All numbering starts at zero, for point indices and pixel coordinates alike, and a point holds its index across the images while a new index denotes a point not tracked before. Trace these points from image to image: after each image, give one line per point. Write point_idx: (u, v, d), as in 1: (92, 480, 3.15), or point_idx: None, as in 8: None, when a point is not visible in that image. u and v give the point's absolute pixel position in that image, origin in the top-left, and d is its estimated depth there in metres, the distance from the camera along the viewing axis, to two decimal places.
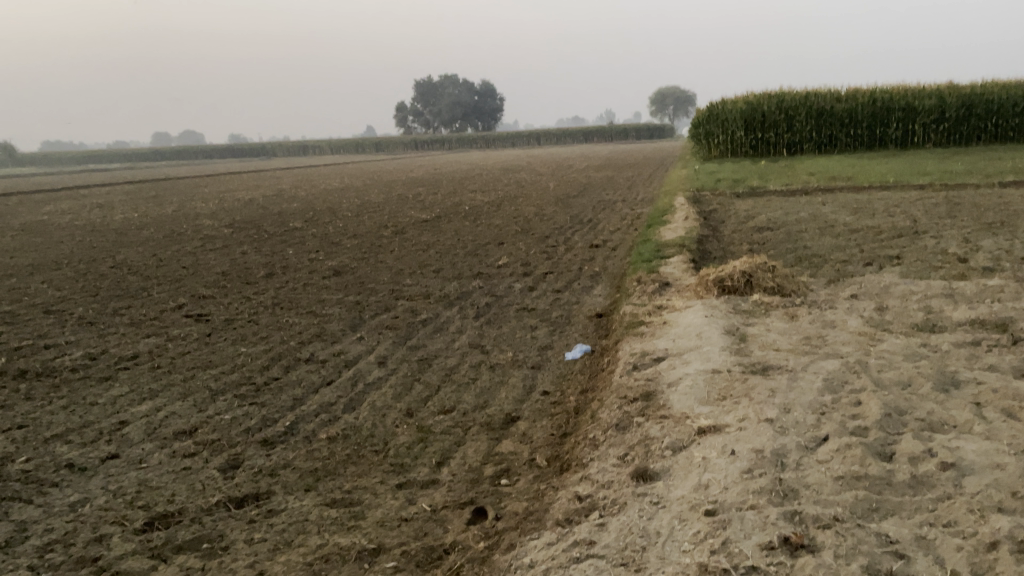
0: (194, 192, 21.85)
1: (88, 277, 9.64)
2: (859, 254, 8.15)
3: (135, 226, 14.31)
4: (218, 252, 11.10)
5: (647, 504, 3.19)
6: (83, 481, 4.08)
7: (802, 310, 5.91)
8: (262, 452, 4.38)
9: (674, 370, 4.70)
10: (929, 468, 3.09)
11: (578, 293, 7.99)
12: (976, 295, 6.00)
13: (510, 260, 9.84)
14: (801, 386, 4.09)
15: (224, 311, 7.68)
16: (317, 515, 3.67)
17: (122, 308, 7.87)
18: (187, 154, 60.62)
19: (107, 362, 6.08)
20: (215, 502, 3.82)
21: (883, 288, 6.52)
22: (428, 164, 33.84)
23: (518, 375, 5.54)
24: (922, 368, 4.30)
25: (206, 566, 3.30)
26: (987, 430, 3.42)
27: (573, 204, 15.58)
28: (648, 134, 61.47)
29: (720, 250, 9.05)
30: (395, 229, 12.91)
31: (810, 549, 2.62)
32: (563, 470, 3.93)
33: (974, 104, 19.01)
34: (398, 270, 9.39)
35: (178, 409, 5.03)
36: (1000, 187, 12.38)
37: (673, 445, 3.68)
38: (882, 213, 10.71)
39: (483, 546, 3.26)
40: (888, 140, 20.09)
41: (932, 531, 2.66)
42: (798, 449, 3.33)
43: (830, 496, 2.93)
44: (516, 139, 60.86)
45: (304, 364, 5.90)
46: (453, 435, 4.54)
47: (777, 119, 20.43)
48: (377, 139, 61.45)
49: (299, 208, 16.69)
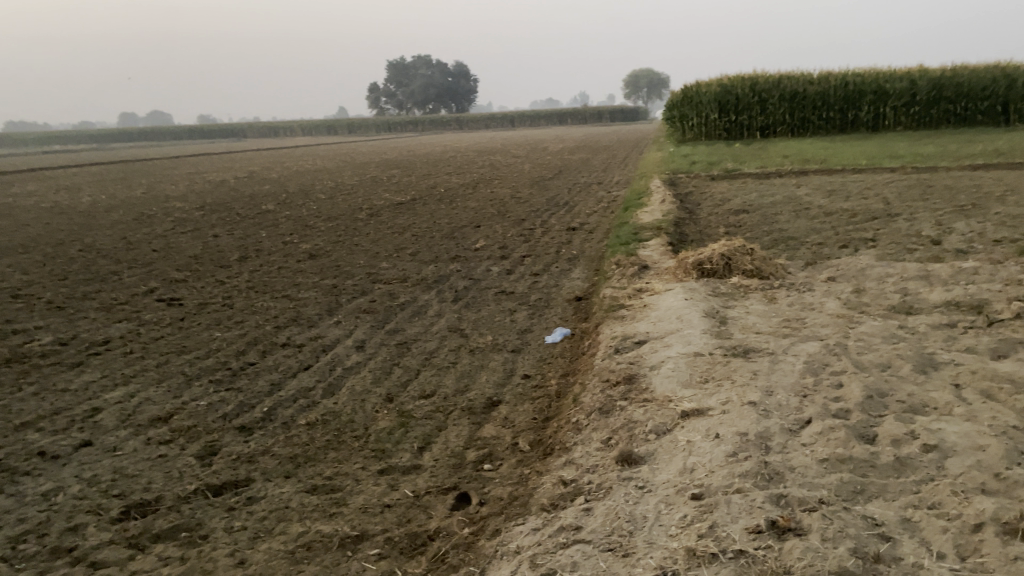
0: (163, 174, 21.46)
1: (56, 261, 9.41)
2: (835, 236, 8.21)
3: (103, 209, 14.01)
4: (190, 235, 10.91)
5: (633, 488, 3.18)
6: (56, 469, 3.98)
7: (780, 293, 5.93)
8: (240, 439, 4.31)
9: (655, 353, 4.69)
10: (912, 450, 3.11)
11: (557, 276, 7.96)
12: (951, 277, 6.06)
13: (487, 243, 9.79)
14: (783, 368, 4.10)
15: (197, 294, 7.54)
16: (298, 502, 3.61)
17: (92, 292, 7.71)
18: (155, 134, 59.53)
19: (78, 347, 5.95)
20: (193, 490, 3.76)
21: (860, 270, 6.56)
22: (400, 146, 33.54)
23: (498, 359, 5.50)
24: (901, 350, 4.33)
25: (185, 555, 3.24)
26: (968, 412, 3.45)
27: (549, 187, 15.53)
28: (622, 117, 61.55)
29: (697, 233, 9.06)
30: (370, 211, 12.78)
31: (797, 532, 2.62)
32: (546, 455, 3.91)
33: (944, 87, 19.24)
34: (374, 253, 9.29)
35: (152, 395, 4.94)
36: (971, 170, 12.55)
37: (657, 429, 3.68)
38: (855, 196, 10.80)
39: (468, 532, 3.24)
40: (859, 123, 20.26)
41: (917, 513, 2.69)
42: (782, 432, 3.34)
43: (815, 479, 2.94)
44: (490, 121, 60.60)
45: (280, 349, 5.81)
46: (434, 420, 4.49)
47: (751, 102, 20.49)
48: (349, 121, 60.80)
49: (271, 190, 16.45)
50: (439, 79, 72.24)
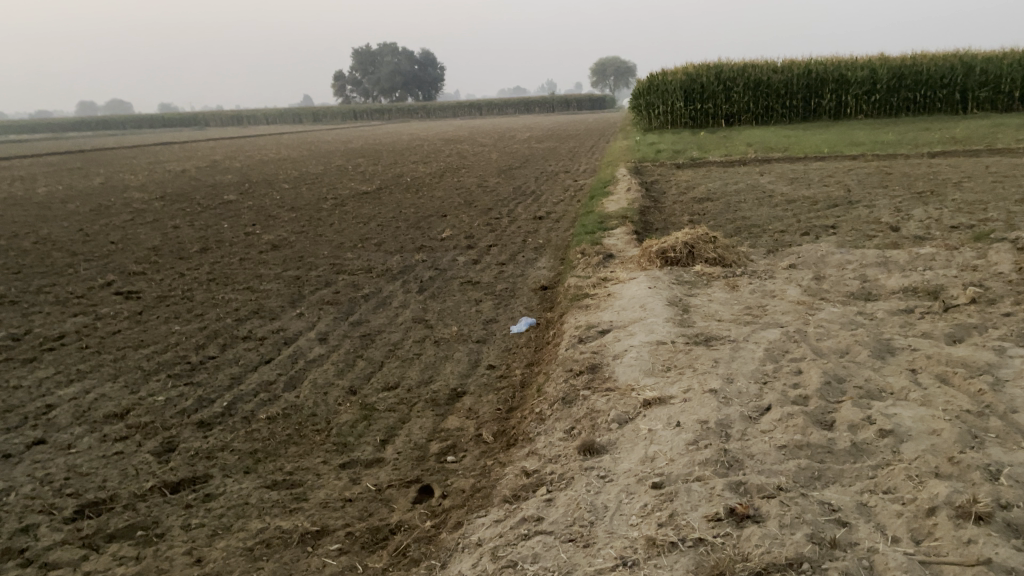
0: (121, 164, 20.97)
1: (9, 253, 9.16)
2: (797, 223, 8.30)
3: (59, 200, 13.66)
4: (149, 226, 10.70)
5: (594, 478, 3.19)
6: (7, 469, 3.88)
7: (743, 280, 5.97)
8: (198, 434, 4.24)
9: (619, 342, 4.69)
10: (868, 436, 3.14)
11: (523, 266, 7.94)
12: (909, 263, 6.15)
13: (453, 232, 9.73)
14: (744, 355, 4.13)
15: (156, 287, 7.39)
16: (257, 498, 3.56)
17: (46, 285, 7.52)
18: (114, 123, 58.12)
19: (32, 343, 5.80)
20: (149, 488, 3.68)
21: (820, 257, 6.63)
22: (368, 135, 33.17)
23: (462, 350, 5.48)
24: (860, 337, 4.38)
25: (140, 555, 3.18)
26: (923, 397, 3.50)
27: (516, 175, 15.50)
28: (589, 105, 61.46)
29: (663, 221, 9.10)
30: (335, 201, 12.64)
31: (755, 519, 2.64)
32: (509, 446, 3.90)
33: (904, 76, 19.53)
34: (338, 244, 9.18)
35: (108, 390, 4.83)
36: (929, 157, 12.76)
37: (619, 418, 3.68)
38: (818, 183, 10.92)
39: (429, 525, 3.22)
40: (822, 111, 20.49)
41: (872, 498, 2.73)
42: (742, 419, 3.36)
43: (774, 466, 2.97)
44: (457, 110, 60.27)
45: (241, 342, 5.72)
46: (397, 413, 4.46)
47: (716, 90, 20.58)
48: (314, 110, 60.07)
49: (234, 180, 16.16)
50: (405, 67, 71.61)
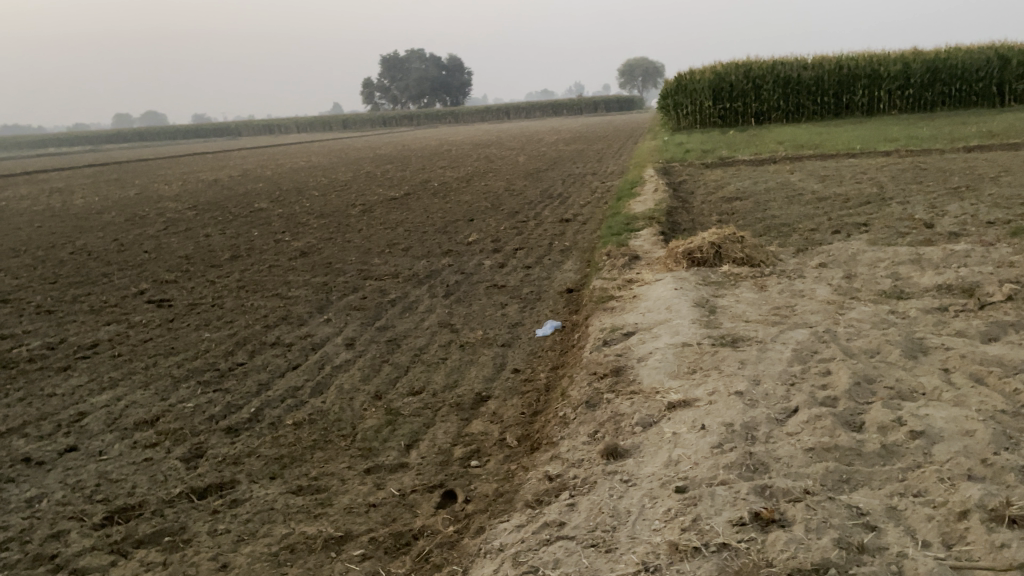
0: (157, 174, 21.30)
1: (47, 264, 9.35)
2: (827, 221, 8.17)
3: (95, 211, 13.96)
4: (181, 235, 10.87)
5: (617, 482, 3.15)
6: (40, 476, 3.95)
7: (771, 280, 5.88)
8: (226, 440, 4.27)
9: (643, 345, 4.65)
10: (899, 437, 3.07)
11: (549, 269, 7.92)
12: (943, 261, 6.01)
13: (479, 236, 9.75)
14: (771, 356, 4.06)
15: (187, 295, 7.49)
16: (282, 504, 3.58)
17: (81, 295, 7.67)
18: (149, 134, 59.16)
19: (66, 351, 5.91)
20: (177, 493, 3.72)
21: (851, 255, 6.51)
22: (399, 141, 33.37)
23: (487, 354, 5.47)
24: (890, 336, 4.28)
25: (167, 560, 3.20)
26: (956, 397, 3.41)
27: (544, 178, 15.53)
28: (617, 106, 61.41)
29: (690, 221, 9.03)
30: (362, 207, 12.72)
31: (781, 524, 2.58)
32: (533, 450, 3.87)
33: (939, 69, 19.17)
34: (366, 250, 9.23)
35: (139, 397, 4.90)
36: (964, 152, 12.51)
37: (643, 421, 3.64)
38: (849, 180, 10.76)
39: (452, 530, 3.21)
40: (854, 107, 20.18)
41: (902, 502, 2.66)
42: (767, 421, 3.30)
43: (800, 469, 2.91)
44: (485, 114, 60.51)
45: (269, 349, 5.77)
46: (422, 417, 4.46)
47: (745, 89, 20.34)
48: (344, 117, 60.67)
49: (264, 188, 16.35)
50: (433, 73, 71.97)
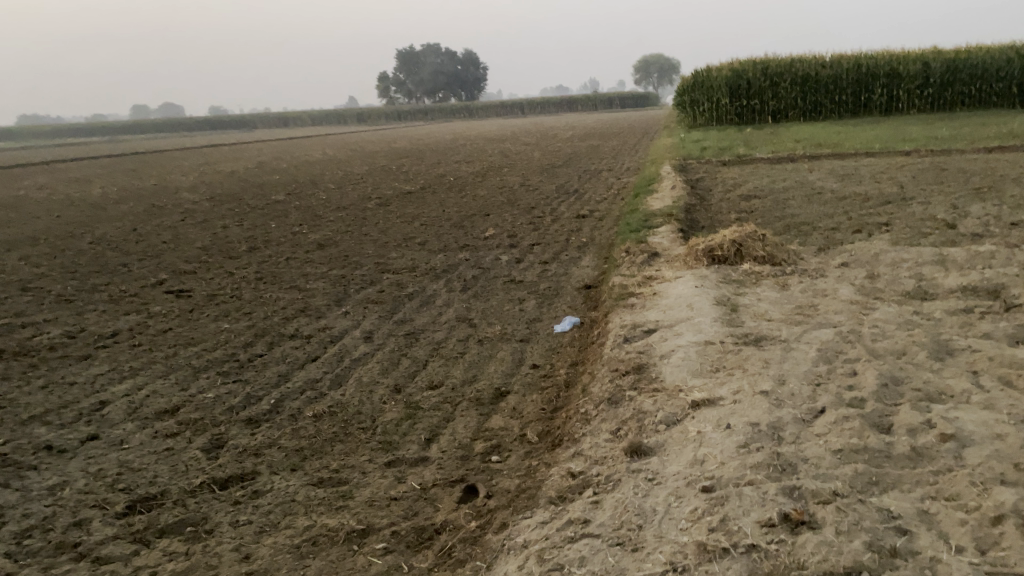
0: (172, 165, 21.37)
1: (67, 253, 9.41)
2: (848, 221, 8.10)
3: (113, 200, 14.02)
4: (199, 226, 10.90)
5: (642, 480, 3.12)
6: (62, 463, 3.97)
7: (793, 279, 5.82)
8: (246, 431, 4.28)
9: (665, 342, 4.61)
10: (929, 440, 3.03)
11: (566, 264, 7.89)
12: (967, 262, 5.93)
13: (496, 231, 9.72)
14: (796, 356, 4.02)
15: (206, 286, 7.52)
16: (304, 496, 3.57)
17: (100, 284, 7.71)
18: (165, 127, 59.44)
19: (86, 340, 5.93)
20: (198, 483, 3.72)
21: (873, 255, 6.45)
22: (414, 135, 33.39)
23: (506, 349, 5.44)
24: (917, 337, 4.24)
25: (189, 550, 3.21)
26: (986, 400, 3.37)
27: (559, 174, 15.48)
28: (631, 102, 61.22)
29: (708, 219, 8.96)
30: (379, 201, 12.72)
31: (811, 525, 2.56)
32: (554, 446, 3.86)
33: (959, 68, 18.96)
34: (383, 243, 9.22)
35: (159, 387, 4.91)
36: (986, 152, 12.36)
37: (667, 419, 3.62)
38: (869, 180, 10.65)
39: (475, 526, 3.19)
40: (872, 106, 20.02)
41: (935, 505, 2.62)
42: (795, 422, 3.27)
43: (829, 471, 2.87)
44: (499, 109, 60.41)
45: (288, 340, 5.77)
46: (441, 411, 4.45)
47: (763, 86, 20.21)
48: (359, 111, 60.75)
49: (279, 180, 16.36)
50: (448, 66, 71.77)
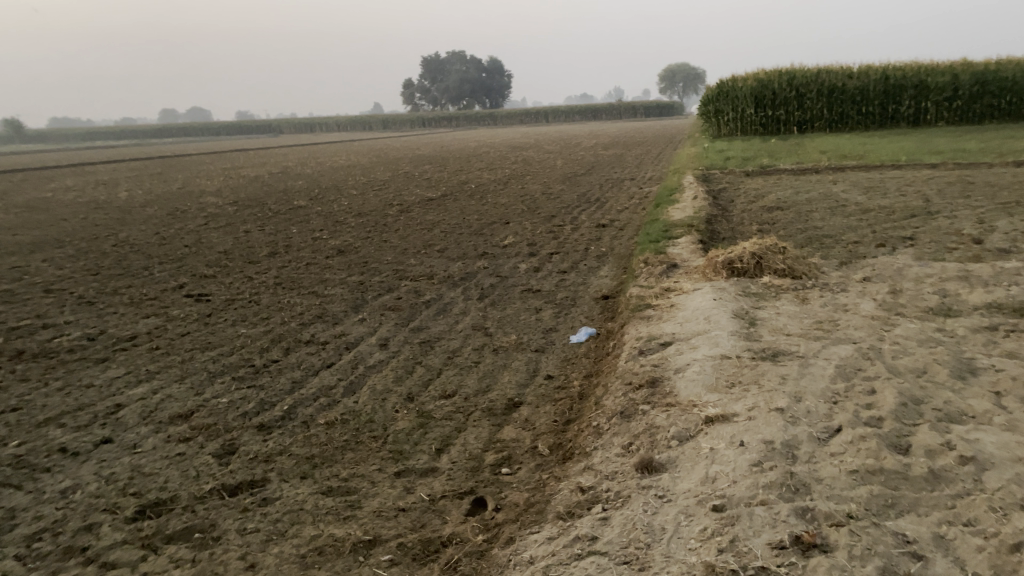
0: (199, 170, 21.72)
1: (91, 255, 9.53)
2: (872, 234, 7.98)
3: (139, 203, 14.23)
4: (221, 230, 10.99)
5: (652, 498, 3.07)
6: (75, 466, 3.99)
7: (813, 293, 5.74)
8: (258, 438, 4.27)
9: (681, 356, 4.55)
10: (947, 462, 2.95)
11: (584, 274, 7.84)
12: (992, 278, 5.82)
13: (515, 239, 9.70)
14: (813, 373, 3.95)
15: (225, 290, 7.56)
16: (312, 505, 3.56)
17: (121, 287, 7.78)
18: (193, 132, 60.25)
19: (105, 343, 5.98)
20: (208, 490, 3.72)
21: (897, 270, 6.33)
22: (439, 142, 33.58)
23: (521, 359, 5.41)
24: (938, 355, 4.15)
25: (196, 557, 3.20)
26: (1008, 422, 3.28)
27: (581, 182, 15.46)
28: (656, 111, 60.96)
29: (729, 231, 8.88)
30: (400, 207, 12.75)
31: (823, 549, 2.50)
32: (565, 459, 3.82)
33: (988, 81, 18.60)
34: (402, 250, 9.23)
35: (174, 392, 4.93)
36: (1016, 166, 12.14)
37: (679, 435, 3.56)
38: (895, 193, 10.48)
39: (482, 539, 3.16)
40: (900, 118, 19.78)
41: (951, 530, 2.55)
42: (810, 441, 3.20)
43: (843, 492, 2.81)
44: (524, 117, 60.35)
45: (304, 346, 5.78)
46: (453, 421, 4.42)
47: (789, 97, 20.12)
48: (385, 118, 61.11)
49: (303, 186, 16.47)
50: (473, 74, 71.78)
